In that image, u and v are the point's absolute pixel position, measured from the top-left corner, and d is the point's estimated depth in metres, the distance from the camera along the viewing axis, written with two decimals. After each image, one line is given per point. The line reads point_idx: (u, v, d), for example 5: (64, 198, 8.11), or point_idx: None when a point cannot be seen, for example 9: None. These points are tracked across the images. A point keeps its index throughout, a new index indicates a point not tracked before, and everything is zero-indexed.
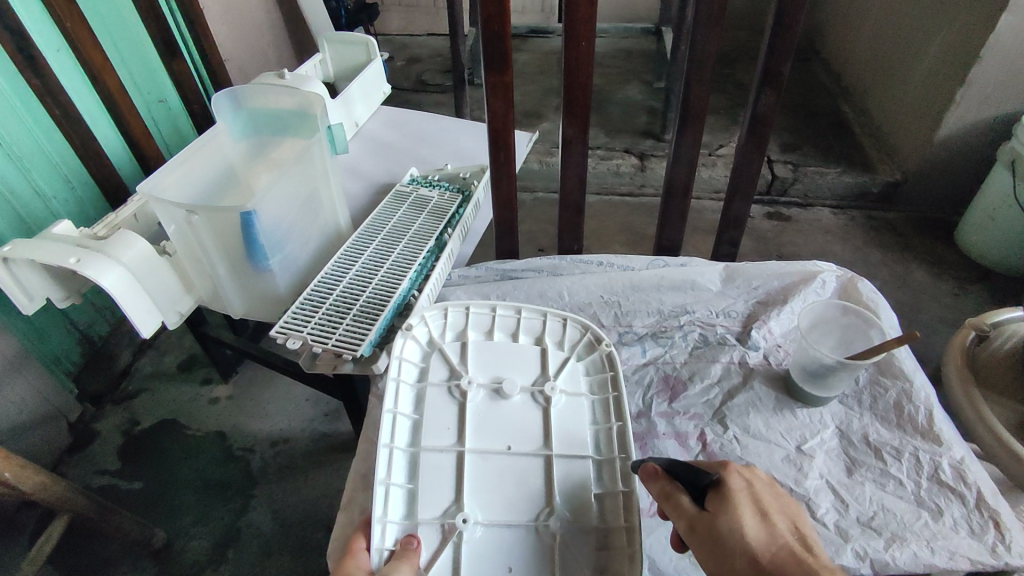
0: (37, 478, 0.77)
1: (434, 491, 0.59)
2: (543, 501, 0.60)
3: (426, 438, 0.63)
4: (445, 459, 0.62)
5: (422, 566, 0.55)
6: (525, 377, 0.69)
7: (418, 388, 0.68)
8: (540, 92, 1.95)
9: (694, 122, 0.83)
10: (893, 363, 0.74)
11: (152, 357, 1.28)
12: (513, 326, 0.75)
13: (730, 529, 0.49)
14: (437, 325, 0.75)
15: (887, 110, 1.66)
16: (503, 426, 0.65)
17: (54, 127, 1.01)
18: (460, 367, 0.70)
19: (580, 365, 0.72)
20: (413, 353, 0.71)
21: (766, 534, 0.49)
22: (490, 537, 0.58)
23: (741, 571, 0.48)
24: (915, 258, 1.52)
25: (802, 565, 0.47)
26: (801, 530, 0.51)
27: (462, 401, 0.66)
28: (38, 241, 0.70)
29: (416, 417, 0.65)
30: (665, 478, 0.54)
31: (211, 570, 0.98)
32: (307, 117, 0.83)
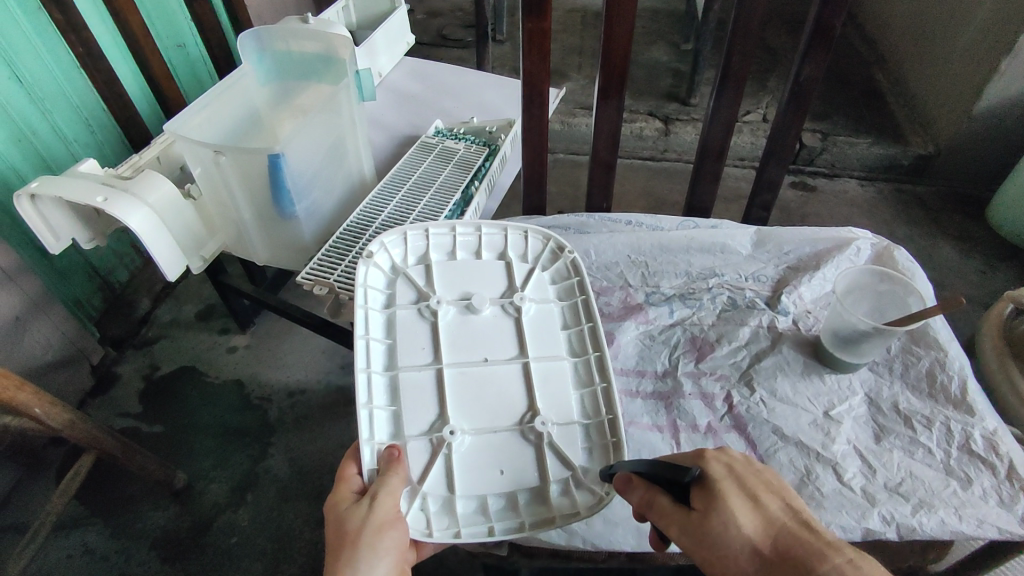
0: (64, 415, 0.79)
1: (416, 410, 0.58)
2: (523, 406, 0.59)
3: (401, 359, 0.61)
4: (424, 376, 0.60)
5: (413, 479, 0.55)
6: (492, 290, 0.67)
7: (387, 313, 0.64)
8: (563, 51, 1.89)
9: (735, 81, 0.79)
10: (927, 333, 0.73)
11: (171, 305, 1.29)
12: (475, 243, 0.71)
13: (723, 524, 0.46)
14: (398, 249, 0.69)
15: (923, 79, 1.60)
16: (474, 340, 0.63)
17: (73, 67, 0.99)
18: (428, 288, 0.66)
19: (546, 274, 0.70)
20: (377, 280, 0.67)
21: (762, 519, 0.46)
22: (475, 444, 0.57)
23: (746, 566, 0.45)
24: (943, 234, 1.48)
25: (807, 549, 0.44)
26: (795, 505, 0.48)
27: (433, 320, 0.64)
28: (62, 178, 0.69)
29: (389, 341, 0.62)
30: (642, 485, 0.50)
31: (230, 512, 1.01)
32: (335, 62, 0.80)
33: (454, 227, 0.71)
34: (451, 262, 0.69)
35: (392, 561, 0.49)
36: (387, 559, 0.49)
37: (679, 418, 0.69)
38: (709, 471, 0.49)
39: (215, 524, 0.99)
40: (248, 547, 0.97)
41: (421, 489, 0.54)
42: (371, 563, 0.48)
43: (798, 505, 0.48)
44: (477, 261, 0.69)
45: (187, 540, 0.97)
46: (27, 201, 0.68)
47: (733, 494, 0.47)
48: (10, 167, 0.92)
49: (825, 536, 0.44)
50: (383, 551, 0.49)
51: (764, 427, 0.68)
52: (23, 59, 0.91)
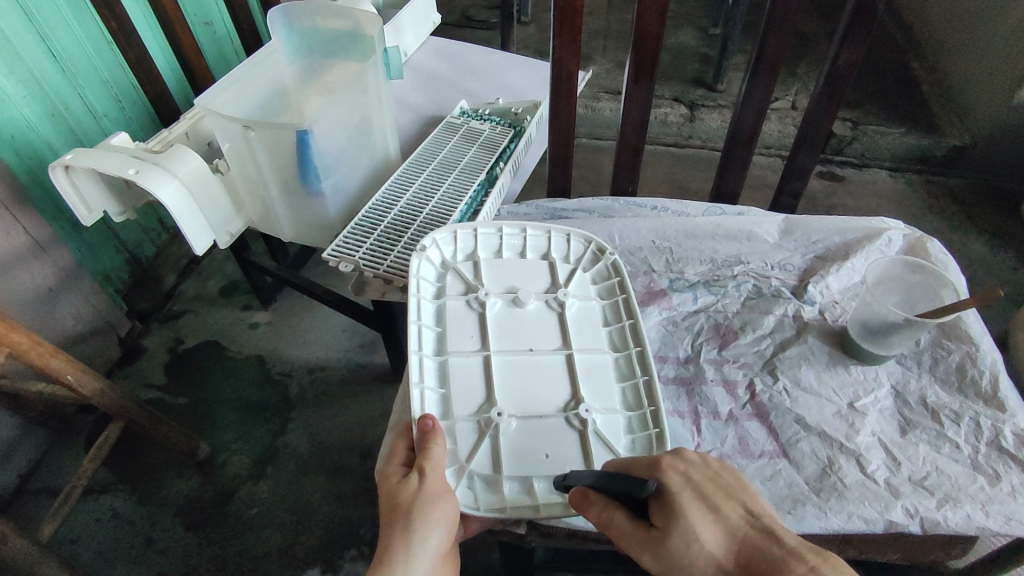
0: (94, 384, 0.81)
1: (465, 394, 0.59)
2: (568, 394, 0.60)
3: (450, 346, 0.62)
4: (472, 363, 0.61)
5: (463, 459, 0.56)
6: (537, 285, 0.68)
7: (438, 303, 0.66)
8: (588, 34, 1.87)
9: (770, 66, 0.77)
10: (959, 326, 0.71)
11: (195, 281, 1.31)
12: (521, 244, 0.72)
13: (684, 542, 0.45)
14: (448, 244, 0.70)
15: (961, 67, 1.55)
16: (522, 333, 0.64)
17: (104, 43, 1.00)
18: (477, 281, 0.68)
19: (588, 274, 0.71)
20: (428, 272, 0.68)
21: (723, 530, 0.45)
22: (521, 429, 0.58)
23: None
24: (975, 228, 1.45)
25: (768, 560, 0.43)
26: (757, 508, 0.46)
27: (482, 311, 0.65)
28: (97, 151, 0.70)
29: (439, 328, 0.64)
30: (598, 502, 0.50)
31: (252, 484, 1.03)
32: (363, 39, 0.80)
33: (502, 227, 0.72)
34: (497, 260, 0.70)
35: (444, 531, 0.51)
36: (438, 530, 0.50)
37: (700, 404, 0.69)
38: (667, 484, 0.47)
39: (237, 495, 1.01)
40: (268, 518, 0.99)
41: (468, 468, 0.55)
42: (425, 533, 0.50)
43: (760, 507, 0.47)
44: (523, 261, 0.71)
45: (210, 509, 1.00)
46: (62, 172, 0.70)
47: (693, 508, 0.46)
48: (45, 141, 0.94)
49: (787, 543, 0.43)
50: (435, 523, 0.50)
51: (787, 416, 0.67)
52: (56, 34, 0.92)
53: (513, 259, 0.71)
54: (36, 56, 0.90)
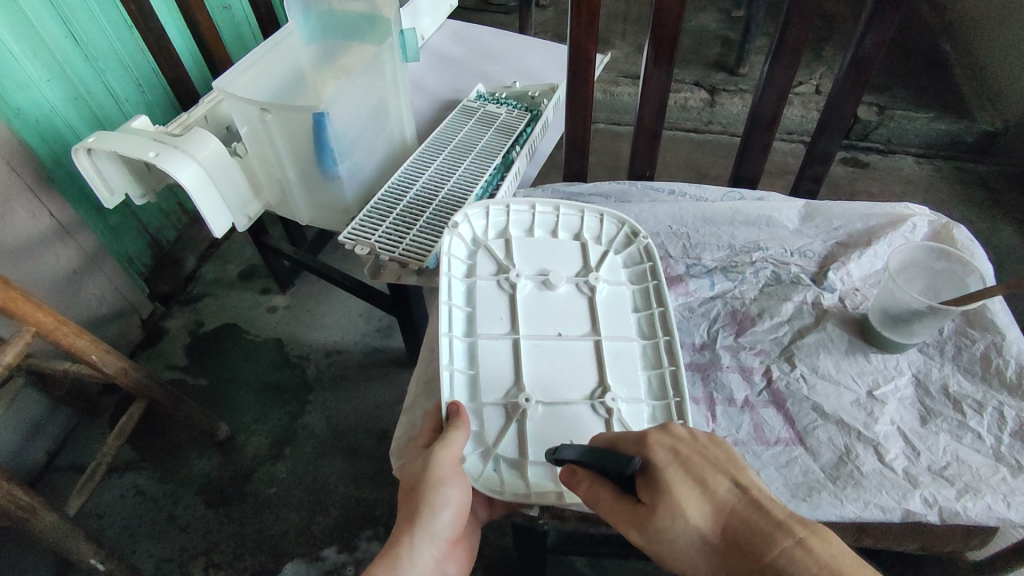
0: (118, 364, 0.83)
1: (493, 378, 0.59)
2: (594, 382, 0.60)
3: (480, 327, 0.62)
4: (502, 345, 0.61)
5: (490, 444, 0.56)
6: (569, 268, 0.68)
7: (468, 282, 0.65)
8: (606, 17, 1.84)
9: (793, 48, 0.75)
10: (984, 315, 0.69)
11: (215, 264, 1.33)
12: (553, 222, 0.71)
13: (668, 518, 0.43)
14: (480, 221, 0.70)
15: (995, 50, 1.49)
16: (551, 314, 0.64)
17: (125, 28, 1.01)
18: (508, 261, 0.67)
19: (619, 258, 0.70)
20: (459, 250, 0.67)
21: (710, 504, 0.42)
22: (550, 415, 0.58)
23: (699, 560, 0.42)
24: (1004, 216, 1.40)
25: (757, 536, 0.40)
26: (748, 480, 0.43)
27: (512, 292, 0.65)
28: (119, 134, 0.71)
29: (469, 308, 0.63)
30: (586, 478, 0.49)
31: (270, 464, 1.05)
32: (378, 22, 0.79)
33: (536, 204, 0.71)
34: (529, 239, 0.70)
35: (454, 512, 0.52)
36: (447, 511, 0.52)
37: (715, 390, 0.69)
38: (652, 458, 0.46)
39: (256, 475, 1.04)
40: (285, 497, 1.01)
41: (494, 451, 0.56)
42: (430, 516, 0.51)
43: (751, 480, 0.44)
44: (555, 240, 0.70)
45: (229, 488, 1.02)
46: (85, 156, 0.71)
47: (678, 481, 0.44)
48: (68, 125, 0.95)
49: (777, 515, 0.40)
50: (441, 505, 0.51)
51: (804, 404, 0.66)
52: (78, 18, 0.93)
53: (545, 239, 0.70)
54: (59, 41, 0.91)
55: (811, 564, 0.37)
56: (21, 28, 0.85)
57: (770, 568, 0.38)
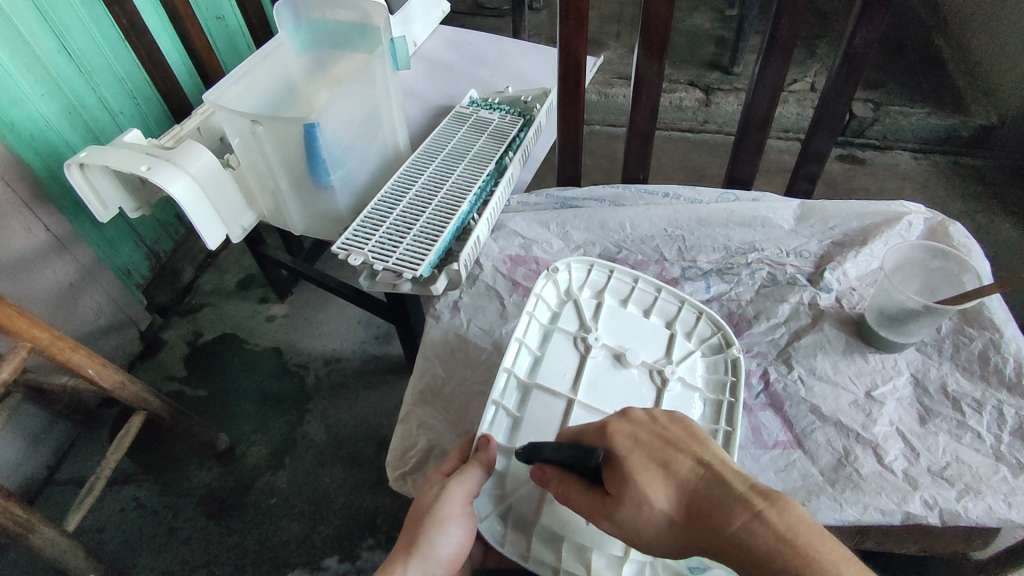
0: (116, 377, 0.82)
1: (536, 430, 0.59)
2: None
3: (542, 375, 0.63)
4: (558, 404, 0.61)
5: (507, 490, 0.58)
6: (649, 353, 0.66)
7: (545, 327, 0.67)
8: (600, 18, 1.84)
9: (785, 46, 0.75)
10: (982, 313, 0.69)
11: (213, 275, 1.33)
12: (650, 302, 0.70)
13: (636, 504, 0.45)
14: (579, 277, 0.72)
15: (989, 44, 1.49)
16: (617, 390, 0.63)
17: (118, 40, 1.01)
18: (591, 322, 0.67)
19: (702, 359, 0.67)
20: (549, 296, 0.70)
21: (673, 485, 0.45)
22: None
23: (668, 538, 0.45)
24: (1002, 210, 1.40)
25: (717, 508, 0.43)
26: (707, 456, 0.46)
27: (584, 353, 0.65)
28: (111, 148, 0.71)
29: (538, 353, 0.65)
30: (557, 476, 0.50)
31: (270, 474, 1.04)
32: (370, 31, 0.79)
33: (638, 279, 0.71)
34: (620, 310, 0.69)
35: (453, 548, 0.53)
36: (447, 547, 0.52)
37: None
38: (615, 448, 0.48)
39: (256, 485, 1.03)
40: (286, 507, 1.01)
41: (508, 498, 0.57)
42: (426, 552, 0.52)
43: (710, 454, 0.46)
44: (643, 321, 0.68)
45: (230, 498, 1.02)
46: (78, 170, 0.71)
47: (641, 468, 0.46)
48: (63, 139, 0.95)
49: (734, 486, 0.43)
50: (442, 541, 0.52)
51: (802, 406, 0.66)
52: (70, 32, 0.93)
53: (634, 314, 0.69)
54: (52, 54, 0.91)
55: (766, 532, 0.40)
56: (14, 43, 0.85)
57: (729, 538, 0.41)
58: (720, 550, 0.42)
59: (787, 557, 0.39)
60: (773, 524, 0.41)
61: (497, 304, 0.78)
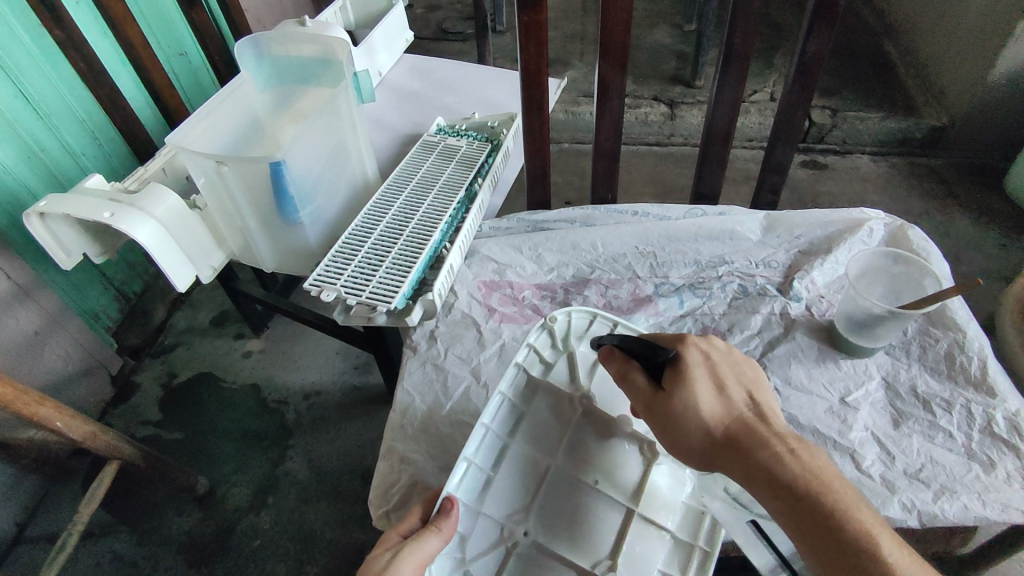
0: (85, 428, 0.79)
1: (502, 494, 0.62)
2: (604, 553, 0.61)
3: (520, 435, 0.65)
4: (533, 468, 0.64)
5: (467, 556, 0.59)
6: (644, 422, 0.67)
7: (534, 381, 0.68)
8: (563, 39, 1.88)
9: (739, 61, 0.77)
10: (944, 314, 0.71)
11: (186, 313, 1.31)
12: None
13: (684, 405, 0.52)
14: (578, 326, 0.71)
15: (934, 48, 1.56)
16: (601, 460, 0.65)
17: (77, 81, 1.00)
18: (582, 380, 0.69)
19: None
20: (542, 347, 0.69)
21: (722, 406, 0.52)
22: (538, 560, 0.60)
23: (694, 442, 0.52)
24: (959, 208, 1.45)
25: (752, 436, 0.49)
26: (758, 398, 0.53)
27: (572, 414, 0.67)
28: (70, 195, 0.69)
29: (521, 409, 0.66)
30: (622, 358, 0.58)
31: (253, 515, 1.02)
32: (333, 65, 0.80)
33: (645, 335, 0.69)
34: None
35: None
36: None
37: None
38: (685, 354, 0.55)
39: (239, 527, 1.01)
40: (271, 549, 0.98)
41: (466, 566, 0.58)
42: None
43: (762, 397, 0.53)
44: None
45: (211, 544, 0.99)
46: (38, 219, 0.69)
47: (700, 380, 0.53)
48: (24, 186, 0.93)
49: (776, 428, 0.50)
50: None
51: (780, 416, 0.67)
52: (27, 77, 0.91)
53: None
54: (9, 101, 0.89)
55: (793, 462, 0.47)
56: None
57: (757, 463, 0.48)
58: (744, 470, 0.49)
59: (807, 487, 0.46)
60: (803, 461, 0.47)
61: (474, 331, 0.78)
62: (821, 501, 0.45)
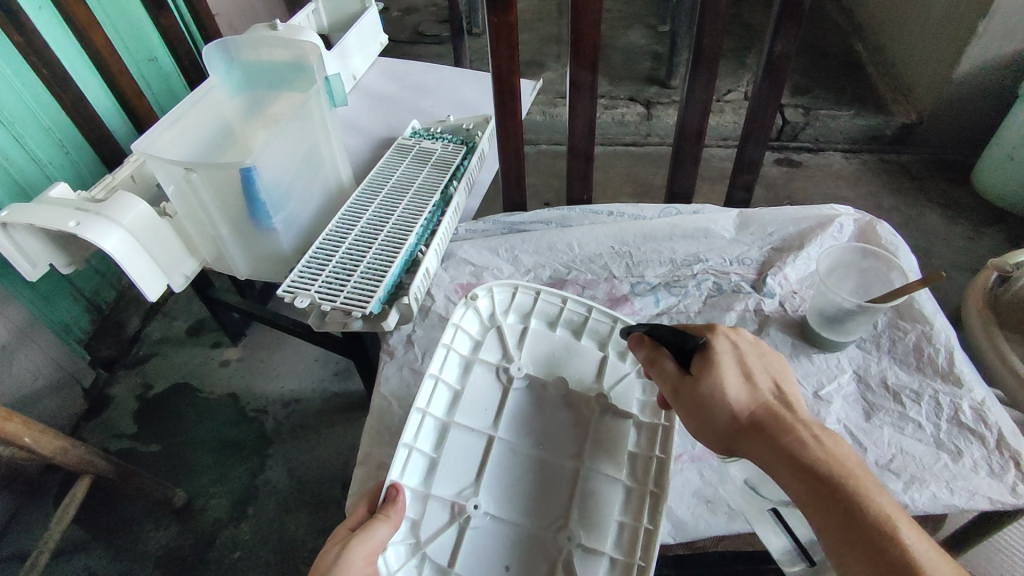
0: (55, 443, 0.77)
1: (451, 472, 0.63)
2: (558, 513, 0.63)
3: (461, 413, 0.66)
4: (478, 442, 0.65)
5: (422, 540, 0.59)
6: (578, 380, 0.70)
7: (466, 358, 0.69)
8: (539, 41, 1.88)
9: (709, 62, 0.78)
10: (913, 307, 0.73)
11: (161, 322, 1.28)
12: (580, 322, 0.73)
13: (711, 389, 0.53)
14: (503, 300, 0.73)
15: (901, 47, 1.59)
16: (539, 424, 0.68)
17: (43, 89, 0.97)
18: (514, 351, 0.71)
19: (637, 382, 0.70)
20: (472, 324, 0.71)
21: (748, 392, 0.53)
22: (495, 528, 0.62)
23: (719, 426, 0.52)
24: (929, 203, 1.48)
25: (777, 421, 0.50)
26: (785, 388, 0.54)
27: (506, 385, 0.69)
28: (34, 205, 0.67)
29: (457, 388, 0.67)
30: (652, 345, 0.59)
31: (233, 527, 1.00)
32: (304, 70, 0.79)
33: (567, 300, 0.72)
34: (549, 334, 0.72)
35: None
36: None
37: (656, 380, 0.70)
38: (713, 343, 0.55)
39: (218, 540, 0.99)
40: (251, 560, 0.97)
41: (423, 549, 0.58)
42: None
43: (789, 388, 0.54)
44: (574, 345, 0.72)
45: (190, 557, 0.97)
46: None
47: (728, 366, 0.54)
48: None
49: (801, 415, 0.50)
50: None
51: None
52: None
53: (564, 338, 0.72)
54: None
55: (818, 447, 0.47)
56: None
57: (782, 444, 0.48)
58: (768, 454, 0.49)
59: (830, 469, 0.45)
60: (826, 446, 0.47)
61: None
62: (844, 483, 0.45)
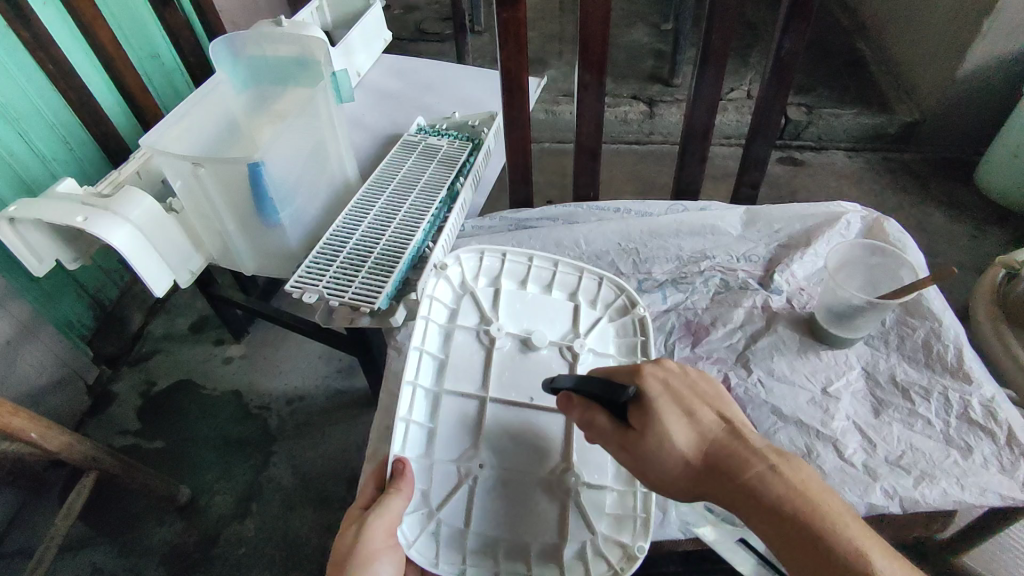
0: (61, 439, 0.77)
1: (450, 438, 0.62)
2: (558, 458, 0.62)
3: (449, 380, 0.64)
4: (470, 405, 0.63)
5: (434, 507, 0.59)
6: (555, 331, 0.69)
7: (445, 327, 0.67)
8: (541, 39, 1.88)
9: (717, 60, 0.78)
10: (921, 304, 0.73)
11: (164, 319, 1.28)
12: (548, 278, 0.73)
13: (657, 442, 0.50)
14: (471, 267, 0.72)
15: (905, 45, 1.59)
16: (528, 376, 0.66)
17: (46, 84, 0.97)
18: (491, 313, 0.69)
19: (612, 325, 0.72)
20: (445, 293, 0.69)
21: (694, 433, 0.50)
22: (499, 482, 0.61)
23: (677, 476, 0.49)
24: (931, 201, 1.48)
25: (731, 459, 0.48)
26: (729, 414, 0.51)
27: (488, 347, 0.67)
28: (42, 201, 0.67)
29: (441, 357, 0.65)
30: (582, 403, 0.54)
31: (237, 523, 1.00)
32: (311, 65, 0.79)
33: (534, 257, 0.73)
34: (521, 292, 0.71)
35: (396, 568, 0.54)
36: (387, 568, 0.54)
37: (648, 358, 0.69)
38: (646, 386, 0.52)
39: (222, 536, 0.99)
40: (256, 557, 0.97)
41: (436, 515, 0.59)
42: None
43: (732, 413, 0.51)
44: (548, 298, 0.71)
45: (195, 554, 0.97)
46: (8, 226, 0.66)
47: (667, 409, 0.51)
48: None
49: (752, 444, 0.48)
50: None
51: (763, 408, 0.68)
52: None
53: (537, 294, 0.72)
54: None
55: (778, 483, 0.46)
56: None
57: (744, 487, 0.46)
58: (731, 495, 0.47)
59: (794, 507, 0.44)
60: (786, 478, 0.46)
61: None
62: (812, 520, 0.44)
